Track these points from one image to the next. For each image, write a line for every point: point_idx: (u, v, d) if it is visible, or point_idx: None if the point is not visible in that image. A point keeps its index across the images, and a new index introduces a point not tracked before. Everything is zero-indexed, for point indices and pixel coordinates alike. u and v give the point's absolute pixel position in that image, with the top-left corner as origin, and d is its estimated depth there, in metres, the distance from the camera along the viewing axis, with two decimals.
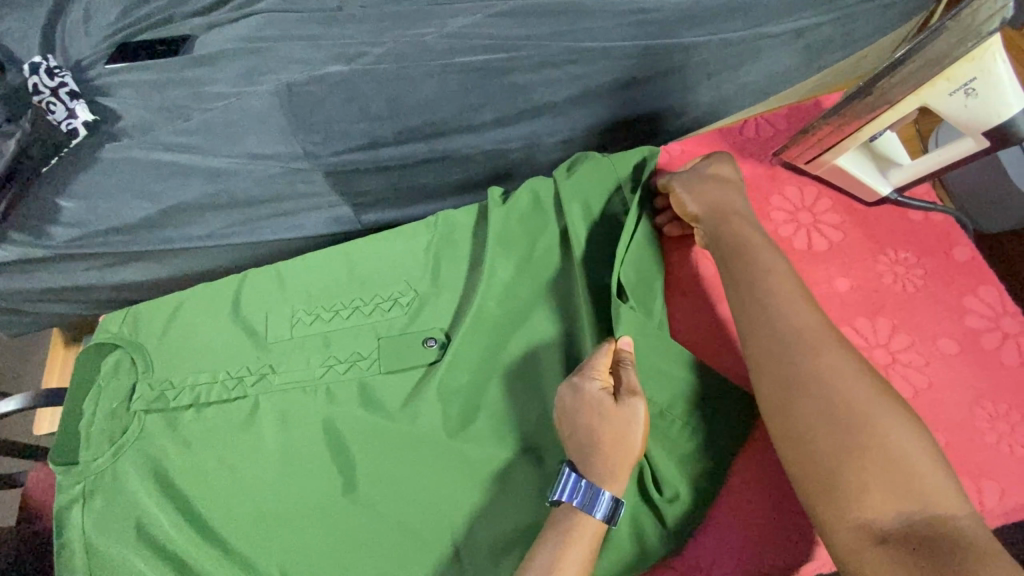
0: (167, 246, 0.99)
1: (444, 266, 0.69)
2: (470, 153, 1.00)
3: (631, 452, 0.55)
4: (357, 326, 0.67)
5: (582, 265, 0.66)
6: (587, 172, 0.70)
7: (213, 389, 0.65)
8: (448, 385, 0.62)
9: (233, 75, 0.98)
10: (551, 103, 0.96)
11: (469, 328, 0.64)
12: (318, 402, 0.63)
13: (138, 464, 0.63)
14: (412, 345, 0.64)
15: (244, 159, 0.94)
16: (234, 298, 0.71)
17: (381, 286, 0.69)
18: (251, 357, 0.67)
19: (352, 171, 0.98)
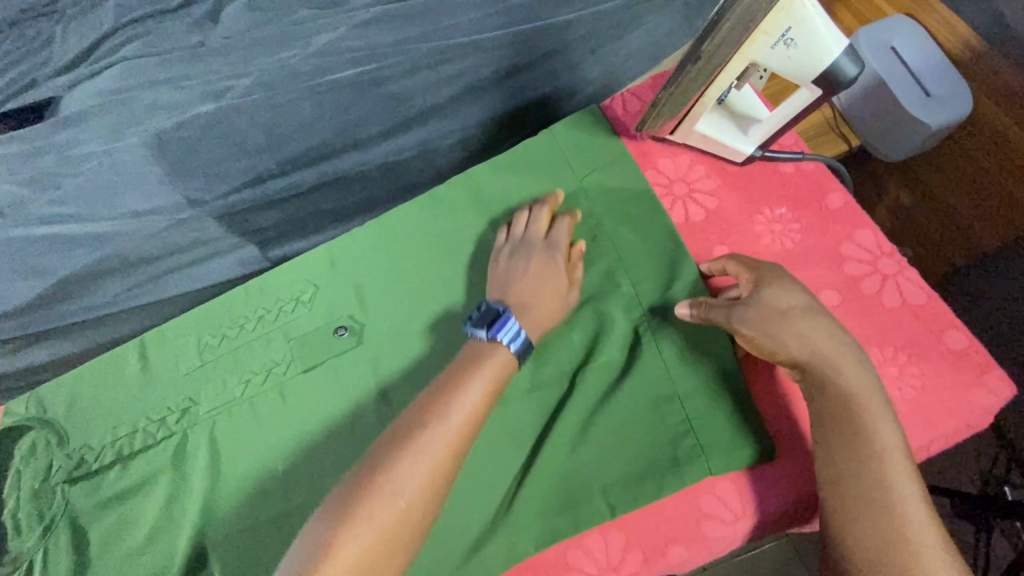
0: (67, 321, 0.94)
1: (344, 267, 0.68)
2: (364, 172, 0.96)
3: (555, 275, 0.64)
4: (266, 336, 0.66)
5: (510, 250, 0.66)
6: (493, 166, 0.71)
7: (131, 443, 0.64)
8: (373, 374, 0.62)
9: (101, 131, 0.93)
10: (436, 105, 0.93)
11: (382, 319, 0.65)
12: (246, 421, 0.63)
13: (65, 543, 0.61)
14: (326, 339, 0.64)
15: (128, 219, 0.90)
16: (141, 346, 0.69)
17: (281, 289, 0.68)
18: (168, 398, 0.65)
19: (242, 211, 0.94)
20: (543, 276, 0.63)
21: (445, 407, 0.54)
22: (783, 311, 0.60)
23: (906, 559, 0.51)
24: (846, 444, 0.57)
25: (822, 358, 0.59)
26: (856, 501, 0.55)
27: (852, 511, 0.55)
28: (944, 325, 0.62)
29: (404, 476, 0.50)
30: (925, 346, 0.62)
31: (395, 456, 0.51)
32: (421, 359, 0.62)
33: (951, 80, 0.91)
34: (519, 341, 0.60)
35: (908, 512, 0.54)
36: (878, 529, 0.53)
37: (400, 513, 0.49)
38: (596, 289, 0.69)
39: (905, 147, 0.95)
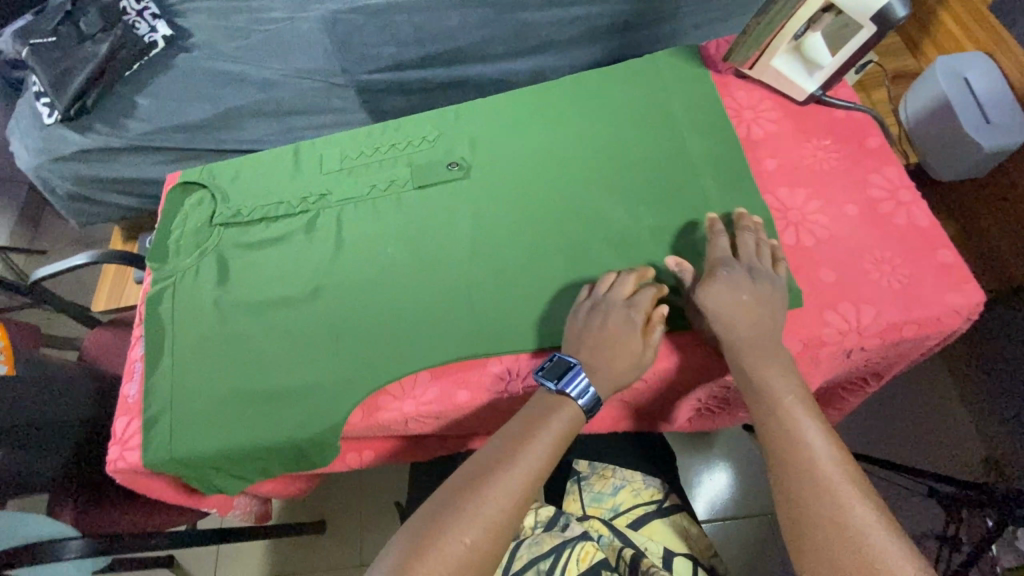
0: (220, 145, 1.16)
1: (464, 123, 0.84)
2: (481, 83, 1.12)
3: (632, 366, 0.62)
4: (393, 159, 0.84)
5: (594, 132, 0.79)
6: (600, 74, 0.84)
7: (273, 212, 0.82)
8: (470, 198, 0.79)
9: (290, 4, 1.18)
10: (556, 41, 1.09)
11: (486, 163, 0.80)
12: (365, 213, 0.80)
13: (212, 264, 0.79)
14: (438, 168, 0.81)
15: (292, 74, 1.13)
16: (294, 150, 0.88)
17: (412, 129, 0.86)
18: (308, 186, 0.84)
19: (378, 89, 1.12)
20: (622, 149, 0.77)
21: (622, 342, 0.62)
22: (715, 304, 0.61)
23: (846, 550, 0.49)
24: (771, 424, 0.58)
25: (747, 344, 0.60)
26: (789, 494, 0.54)
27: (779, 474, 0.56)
28: (937, 242, 0.64)
29: (557, 428, 0.59)
30: (931, 282, 0.62)
31: (554, 412, 0.60)
32: (507, 193, 0.78)
33: (1014, 112, 1.00)
34: (590, 193, 0.75)
35: (822, 466, 0.54)
36: (817, 520, 0.51)
37: (542, 457, 0.58)
38: (651, 175, 0.74)
39: (962, 167, 1.05)
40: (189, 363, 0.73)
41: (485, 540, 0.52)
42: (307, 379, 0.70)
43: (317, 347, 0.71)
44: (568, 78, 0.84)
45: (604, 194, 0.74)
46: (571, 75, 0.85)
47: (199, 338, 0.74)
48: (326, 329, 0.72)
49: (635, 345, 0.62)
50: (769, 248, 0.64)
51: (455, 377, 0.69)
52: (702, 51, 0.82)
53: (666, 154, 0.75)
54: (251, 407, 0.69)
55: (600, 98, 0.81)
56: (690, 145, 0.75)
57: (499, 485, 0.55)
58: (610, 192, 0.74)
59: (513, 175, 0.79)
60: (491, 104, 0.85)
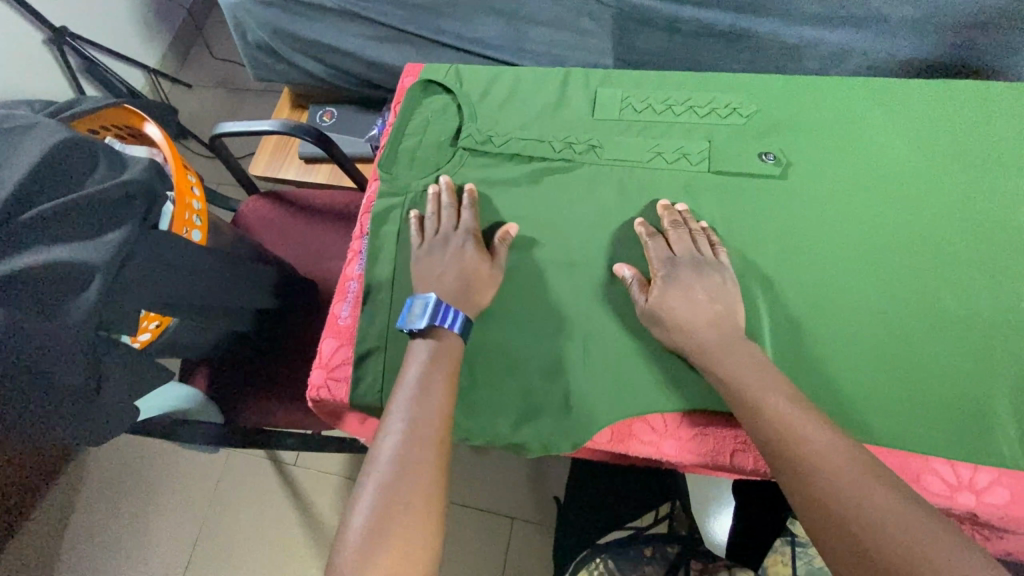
0: (438, 36, 1.01)
1: (791, 106, 0.66)
2: (764, 46, 0.91)
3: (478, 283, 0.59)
4: (687, 125, 0.67)
5: (977, 171, 0.60)
6: (998, 93, 0.63)
7: (528, 149, 0.68)
8: (785, 206, 0.61)
9: None
10: (882, 18, 0.86)
11: (815, 167, 0.62)
12: (642, 185, 0.65)
13: (451, 194, 0.67)
14: (747, 155, 0.64)
15: None
16: (564, 78, 0.72)
17: (719, 94, 0.68)
18: (577, 130, 0.69)
19: (640, 21, 0.93)
20: (1017, 203, 0.58)
21: (475, 270, 0.59)
22: (676, 310, 0.55)
23: None
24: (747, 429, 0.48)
25: (725, 353, 0.52)
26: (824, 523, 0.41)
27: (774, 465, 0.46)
28: None
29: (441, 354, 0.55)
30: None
31: (435, 354, 0.55)
32: (841, 214, 0.60)
33: None
34: (960, 249, 0.57)
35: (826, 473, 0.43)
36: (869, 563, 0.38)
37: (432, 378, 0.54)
38: None
39: None
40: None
41: (425, 493, 0.47)
42: (552, 370, 0.59)
43: (568, 332, 0.60)
44: (951, 86, 0.64)
45: (974, 260, 0.57)
46: (954, 83, 0.64)
47: None
48: (583, 316, 0.60)
49: (484, 265, 0.60)
50: (705, 239, 0.59)
51: (719, 434, 0.56)
52: None
53: None
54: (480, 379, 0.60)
55: (994, 126, 0.61)
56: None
57: (416, 436, 0.50)
58: (988, 259, 0.56)
59: (851, 193, 0.61)
60: (831, 89, 0.66)
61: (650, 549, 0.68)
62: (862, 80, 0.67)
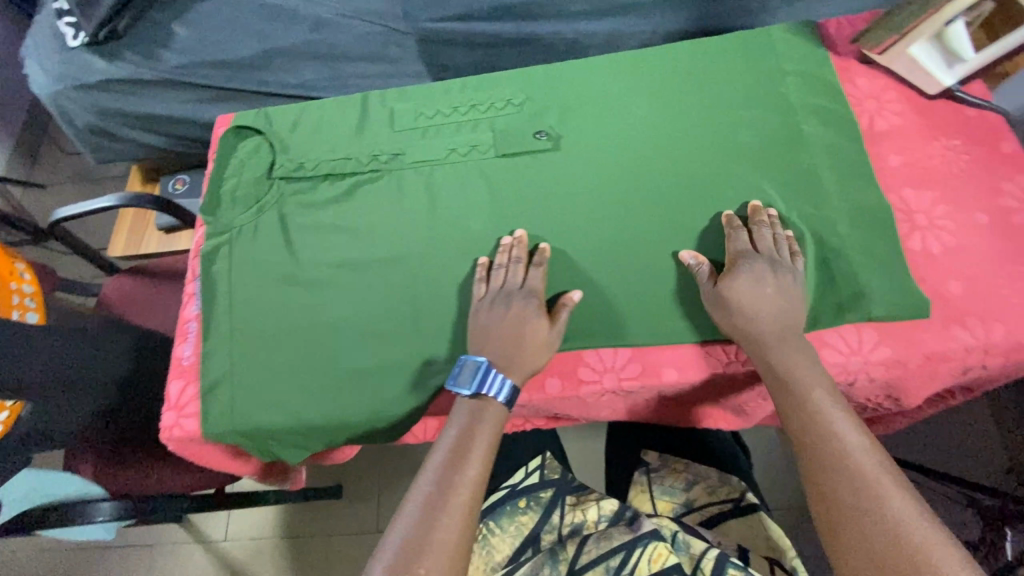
0: (262, 87, 1.07)
1: (555, 88, 0.77)
2: (552, 43, 1.04)
3: (511, 333, 0.61)
4: (473, 121, 0.76)
5: (702, 111, 0.72)
6: (710, 47, 0.76)
7: (338, 167, 0.74)
8: (562, 172, 0.72)
9: None
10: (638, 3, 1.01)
11: (581, 136, 0.73)
12: (443, 178, 0.73)
13: (274, 223, 0.72)
14: (526, 137, 0.74)
15: (350, 15, 1.03)
16: (363, 101, 0.80)
17: (497, 89, 0.78)
18: (381, 143, 0.76)
19: (442, 41, 1.04)
20: (734, 130, 0.70)
21: (529, 329, 0.61)
22: (742, 296, 0.59)
23: (871, 502, 0.49)
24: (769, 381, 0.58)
25: (782, 338, 0.58)
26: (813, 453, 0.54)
27: (812, 469, 0.53)
28: None
29: (486, 425, 0.59)
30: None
31: (476, 418, 0.59)
32: (606, 168, 0.71)
33: None
34: (699, 175, 0.69)
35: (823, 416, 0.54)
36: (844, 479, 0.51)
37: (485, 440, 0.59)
38: (764, 164, 0.68)
39: None
40: (252, 330, 0.67)
41: (457, 538, 0.52)
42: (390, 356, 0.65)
43: (398, 319, 0.66)
44: (675, 48, 0.77)
45: (711, 181, 0.68)
46: (678, 44, 0.77)
47: (259, 304, 0.68)
48: (410, 302, 0.67)
49: (542, 330, 0.61)
50: (786, 242, 0.62)
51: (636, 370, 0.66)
52: (825, 31, 0.75)
53: (783, 138, 0.69)
54: (325, 382, 0.64)
55: (709, 74, 0.74)
56: (809, 133, 0.69)
57: (461, 481, 0.55)
58: (721, 178, 0.68)
59: (613, 150, 0.72)
60: (585, 67, 0.77)
61: (525, 501, 0.73)
62: (610, 56, 0.79)
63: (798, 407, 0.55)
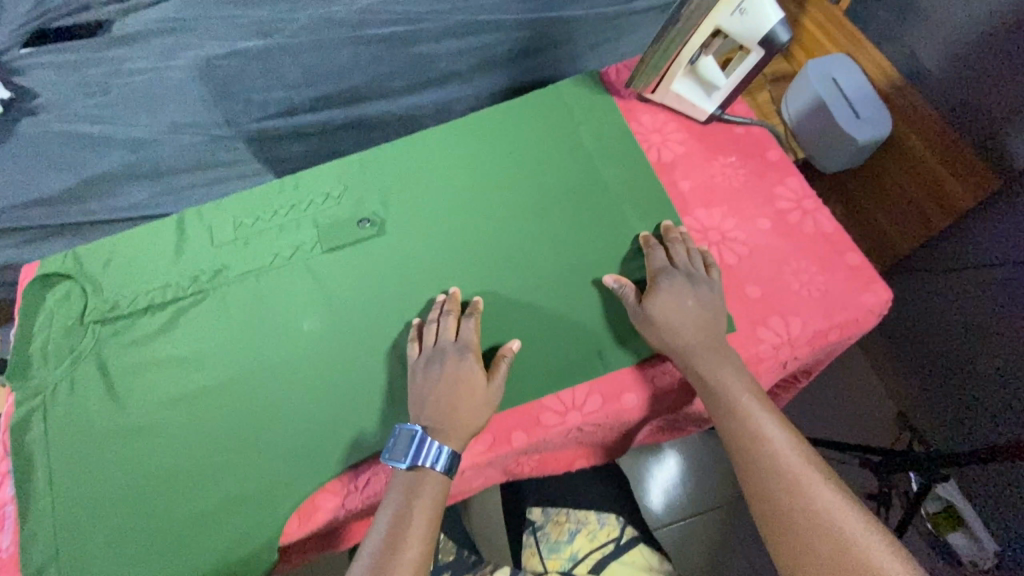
0: (91, 217, 1.01)
1: (371, 174, 0.78)
2: (383, 120, 1.07)
3: (449, 400, 0.60)
4: (294, 221, 0.75)
5: (510, 173, 0.76)
6: (510, 111, 0.81)
7: (159, 296, 0.72)
8: (389, 256, 0.72)
9: (153, 52, 1.02)
10: (456, 71, 1.06)
11: (402, 217, 0.75)
12: (269, 286, 0.71)
13: (91, 371, 0.68)
14: (347, 227, 0.74)
15: (167, 129, 1.00)
16: (179, 222, 0.77)
17: (314, 185, 0.78)
18: (202, 261, 0.74)
19: (272, 138, 1.03)
20: (542, 185, 0.75)
21: (465, 389, 0.60)
22: (665, 309, 0.62)
23: (800, 496, 0.52)
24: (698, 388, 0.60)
25: (705, 344, 0.61)
26: (745, 455, 0.56)
27: (747, 471, 0.56)
28: (842, 246, 0.67)
29: (422, 498, 0.56)
30: (846, 285, 0.65)
31: (415, 490, 0.57)
32: (430, 244, 0.72)
33: (878, 105, 1.09)
34: (517, 234, 0.72)
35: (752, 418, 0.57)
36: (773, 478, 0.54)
37: (428, 512, 0.56)
38: (572, 213, 0.73)
39: (838, 160, 1.14)
40: (77, 497, 0.62)
41: None
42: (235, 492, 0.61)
43: (237, 447, 0.63)
44: (479, 117, 0.81)
45: (529, 238, 0.72)
46: (480, 113, 0.81)
47: (83, 466, 0.63)
48: (249, 427, 0.64)
49: (479, 387, 0.60)
50: (701, 256, 0.66)
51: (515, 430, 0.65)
52: (606, 79, 0.82)
53: (585, 184, 0.74)
54: (165, 536, 0.59)
55: (513, 137, 0.79)
56: (606, 176, 0.74)
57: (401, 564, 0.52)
58: (537, 234, 0.72)
59: (435, 225, 0.74)
60: (397, 149, 0.79)
61: None
62: (420, 133, 0.82)
63: (726, 411, 0.58)
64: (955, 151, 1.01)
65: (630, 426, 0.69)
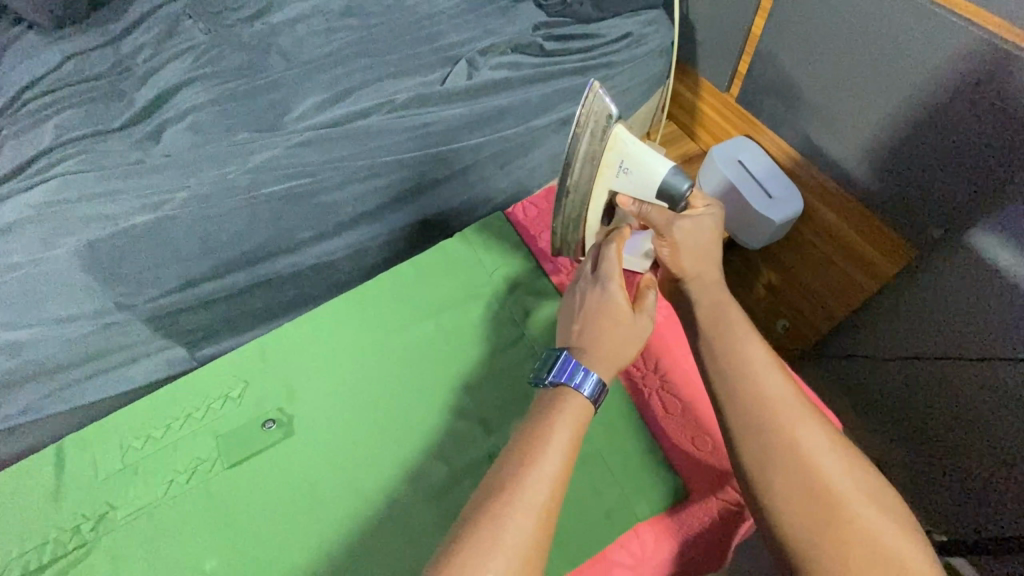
0: None
1: (272, 363, 0.71)
2: (295, 272, 1.04)
3: (603, 326, 0.61)
4: (190, 434, 0.67)
5: (428, 339, 0.71)
6: (420, 269, 0.77)
7: (42, 552, 0.62)
8: (300, 463, 0.64)
9: (30, 240, 0.94)
10: (365, 212, 1.04)
11: (312, 410, 0.67)
12: (163, 523, 0.62)
13: None
14: (250, 433, 0.66)
15: (50, 325, 0.90)
16: (58, 457, 0.68)
17: (211, 386, 0.70)
18: (85, 503, 0.64)
19: (172, 313, 0.97)
20: (461, 348, 0.71)
21: (615, 316, 0.61)
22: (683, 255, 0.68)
23: (822, 478, 0.53)
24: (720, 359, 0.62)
25: (718, 316, 0.66)
26: (763, 428, 0.57)
27: (767, 442, 0.56)
28: None
29: (564, 424, 0.53)
30: None
31: (557, 410, 0.54)
32: (346, 440, 0.65)
33: (787, 183, 1.12)
34: (443, 412, 0.66)
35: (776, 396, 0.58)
36: (795, 454, 0.54)
37: (565, 447, 0.52)
38: (498, 378, 0.68)
39: (759, 238, 1.14)
40: None
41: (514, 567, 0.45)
42: None
43: None
44: (387, 279, 0.77)
45: (457, 414, 0.66)
46: (388, 275, 0.77)
47: None
48: None
49: (628, 312, 0.61)
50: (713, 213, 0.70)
51: None
52: (515, 222, 0.82)
53: (508, 341, 0.71)
54: None
55: (426, 297, 0.75)
56: (527, 331, 0.72)
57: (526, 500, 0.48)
58: (464, 409, 0.67)
59: (351, 415, 0.67)
60: (299, 329, 0.73)
61: None
62: (324, 305, 0.76)
63: (744, 386, 0.60)
64: (871, 224, 1.04)
65: None
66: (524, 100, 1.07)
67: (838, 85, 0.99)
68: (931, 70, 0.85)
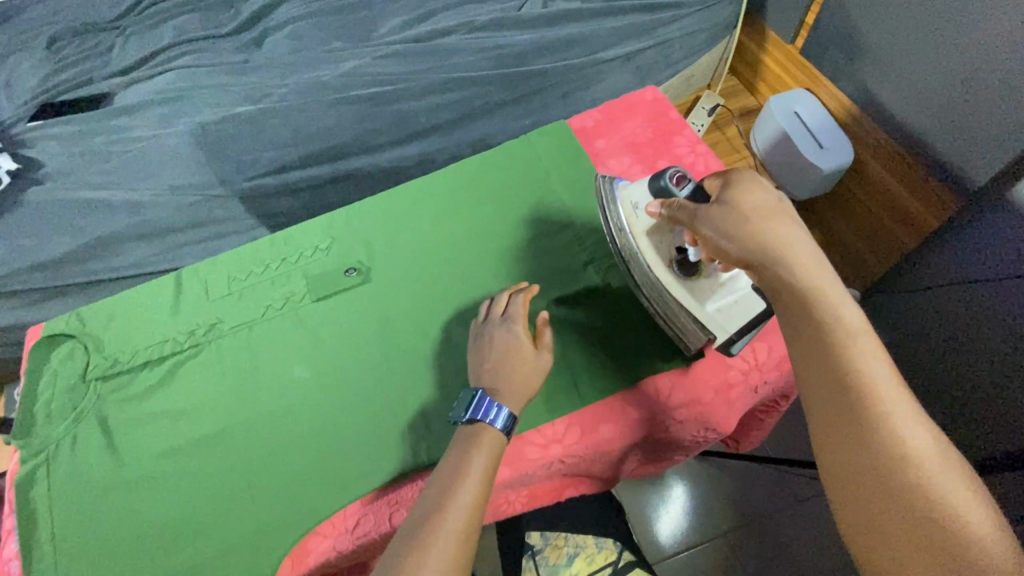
0: (93, 275, 1.01)
1: (356, 225, 0.83)
2: (371, 171, 1.11)
3: (514, 362, 0.64)
4: (284, 273, 0.80)
5: (488, 219, 0.82)
6: (487, 161, 0.87)
7: (164, 347, 0.75)
8: (374, 304, 0.76)
9: (153, 120, 1.11)
10: (436, 124, 1.13)
11: (387, 265, 0.79)
12: (261, 336, 0.75)
13: (93, 426, 0.71)
14: (335, 277, 0.78)
15: (164, 191, 1.05)
16: (176, 284, 0.81)
17: (303, 239, 0.83)
18: (197, 317, 0.78)
19: (263, 194, 1.07)
20: (517, 229, 0.80)
21: (519, 354, 0.64)
22: (721, 218, 0.53)
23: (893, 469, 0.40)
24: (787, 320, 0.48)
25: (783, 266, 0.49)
26: (831, 406, 0.44)
27: (830, 421, 0.44)
28: None
29: (474, 458, 0.55)
30: None
31: (470, 445, 0.56)
32: (414, 290, 0.77)
33: (840, 135, 1.15)
34: (496, 277, 0.77)
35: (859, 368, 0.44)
36: (863, 440, 0.42)
37: (481, 474, 0.54)
38: (547, 255, 0.78)
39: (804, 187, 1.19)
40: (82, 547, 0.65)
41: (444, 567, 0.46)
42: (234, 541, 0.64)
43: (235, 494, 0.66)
44: (458, 168, 0.87)
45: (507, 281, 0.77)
46: (459, 164, 0.87)
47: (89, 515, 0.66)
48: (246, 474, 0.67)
49: (531, 349, 0.65)
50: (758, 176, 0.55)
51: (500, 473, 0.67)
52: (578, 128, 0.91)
53: (559, 227, 0.80)
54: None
55: (489, 185, 0.85)
56: (576, 221, 0.81)
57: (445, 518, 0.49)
58: (514, 276, 0.77)
59: (419, 272, 0.78)
60: (381, 201, 0.85)
61: None
62: (402, 184, 0.87)
63: (818, 357, 0.45)
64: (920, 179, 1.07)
65: (613, 458, 0.72)
66: (592, 32, 1.14)
67: (897, 37, 1.02)
68: (985, 21, 0.88)
